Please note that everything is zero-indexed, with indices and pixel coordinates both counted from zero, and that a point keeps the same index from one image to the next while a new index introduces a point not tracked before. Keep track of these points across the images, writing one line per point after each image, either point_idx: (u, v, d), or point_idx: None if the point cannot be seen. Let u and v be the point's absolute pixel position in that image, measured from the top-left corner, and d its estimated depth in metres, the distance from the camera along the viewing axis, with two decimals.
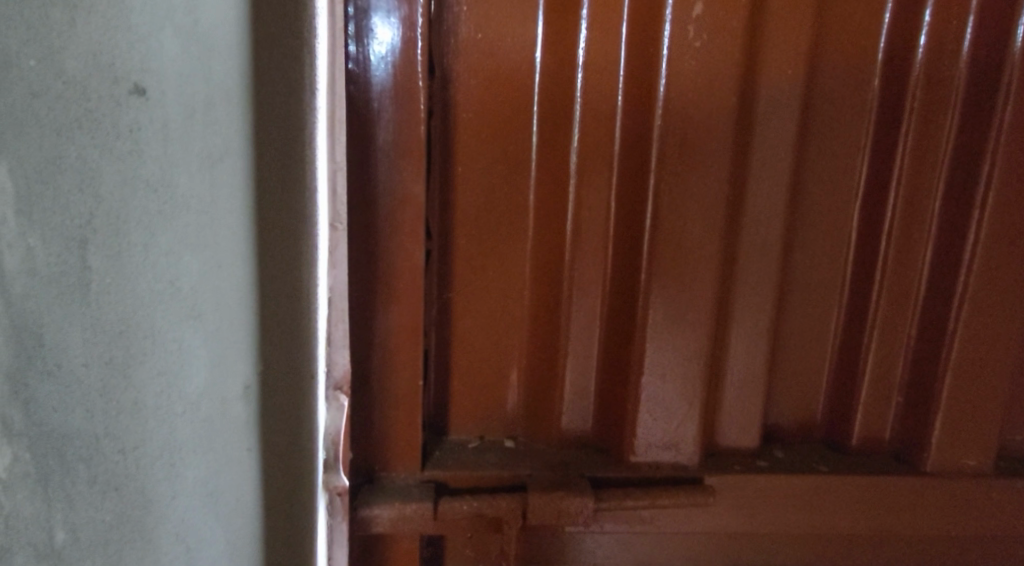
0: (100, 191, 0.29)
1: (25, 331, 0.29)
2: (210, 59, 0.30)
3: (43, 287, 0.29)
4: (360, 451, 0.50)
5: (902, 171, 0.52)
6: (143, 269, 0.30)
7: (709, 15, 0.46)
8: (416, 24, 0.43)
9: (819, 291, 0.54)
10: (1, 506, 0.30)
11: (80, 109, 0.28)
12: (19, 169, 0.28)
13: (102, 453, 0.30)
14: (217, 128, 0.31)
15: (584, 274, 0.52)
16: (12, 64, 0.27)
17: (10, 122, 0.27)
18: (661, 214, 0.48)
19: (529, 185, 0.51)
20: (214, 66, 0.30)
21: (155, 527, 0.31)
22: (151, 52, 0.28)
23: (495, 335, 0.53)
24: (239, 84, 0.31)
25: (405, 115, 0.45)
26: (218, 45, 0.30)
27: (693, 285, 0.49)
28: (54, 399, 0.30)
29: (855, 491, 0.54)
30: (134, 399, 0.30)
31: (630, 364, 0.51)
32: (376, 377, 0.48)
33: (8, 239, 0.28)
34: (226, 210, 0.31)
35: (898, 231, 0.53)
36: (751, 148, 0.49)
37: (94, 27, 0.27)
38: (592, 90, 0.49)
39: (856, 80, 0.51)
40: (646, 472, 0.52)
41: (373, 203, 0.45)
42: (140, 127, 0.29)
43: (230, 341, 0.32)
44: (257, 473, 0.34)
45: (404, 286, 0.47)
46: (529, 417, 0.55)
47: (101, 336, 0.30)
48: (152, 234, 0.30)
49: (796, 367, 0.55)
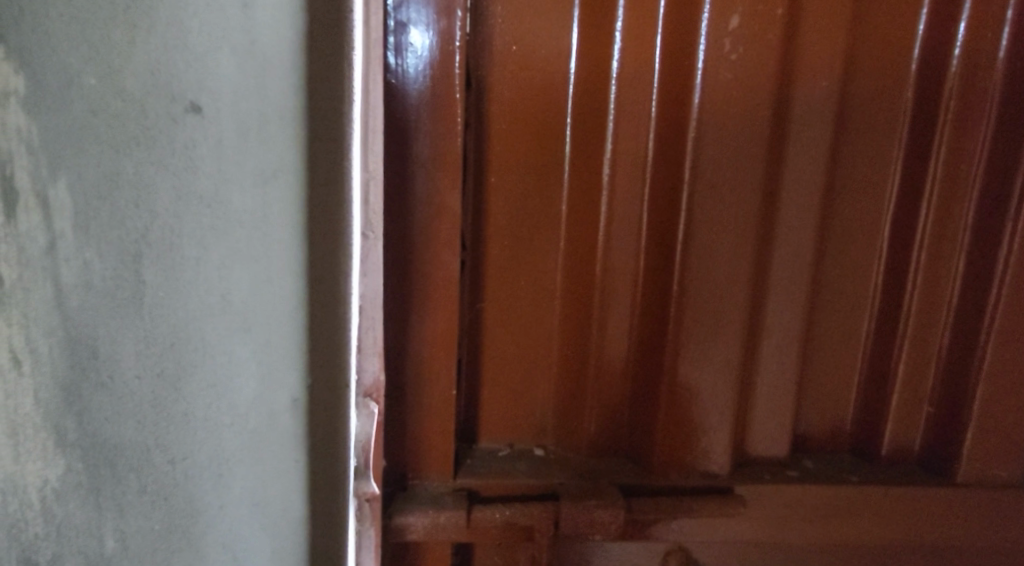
0: (147, 201, 0.26)
1: (76, 342, 0.27)
2: (270, 52, 0.25)
3: (92, 299, 0.27)
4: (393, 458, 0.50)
5: (934, 182, 0.51)
6: (194, 283, 0.27)
7: (746, 27, 0.46)
8: (455, 40, 0.44)
9: (850, 301, 0.54)
10: (51, 514, 0.29)
11: (126, 109, 0.25)
12: (66, 174, 0.25)
13: (151, 468, 0.28)
14: (263, 118, 0.26)
15: (615, 283, 0.52)
16: (64, 61, 0.24)
17: (55, 119, 0.25)
18: (693, 225, 0.48)
19: (561, 194, 0.51)
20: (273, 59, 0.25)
21: (204, 547, 0.29)
22: (211, 51, 0.25)
23: (526, 344, 0.53)
24: (295, 77, 0.26)
25: (442, 128, 0.45)
26: (278, 38, 0.25)
27: (725, 296, 0.49)
28: (105, 413, 0.28)
29: (885, 502, 0.53)
30: (184, 415, 0.28)
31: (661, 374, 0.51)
32: (409, 386, 0.48)
33: (53, 248, 0.26)
34: (279, 225, 0.27)
35: (930, 240, 0.52)
36: (784, 158, 0.49)
37: (153, 24, 0.25)
38: (626, 101, 0.49)
39: (889, 91, 0.50)
40: (675, 480, 0.52)
41: (407, 214, 0.46)
42: (195, 134, 0.25)
43: (277, 361, 0.28)
44: (305, 492, 0.30)
45: (438, 295, 0.47)
46: (559, 425, 0.55)
47: (155, 346, 0.27)
48: (195, 239, 0.26)
49: (825, 377, 0.55)
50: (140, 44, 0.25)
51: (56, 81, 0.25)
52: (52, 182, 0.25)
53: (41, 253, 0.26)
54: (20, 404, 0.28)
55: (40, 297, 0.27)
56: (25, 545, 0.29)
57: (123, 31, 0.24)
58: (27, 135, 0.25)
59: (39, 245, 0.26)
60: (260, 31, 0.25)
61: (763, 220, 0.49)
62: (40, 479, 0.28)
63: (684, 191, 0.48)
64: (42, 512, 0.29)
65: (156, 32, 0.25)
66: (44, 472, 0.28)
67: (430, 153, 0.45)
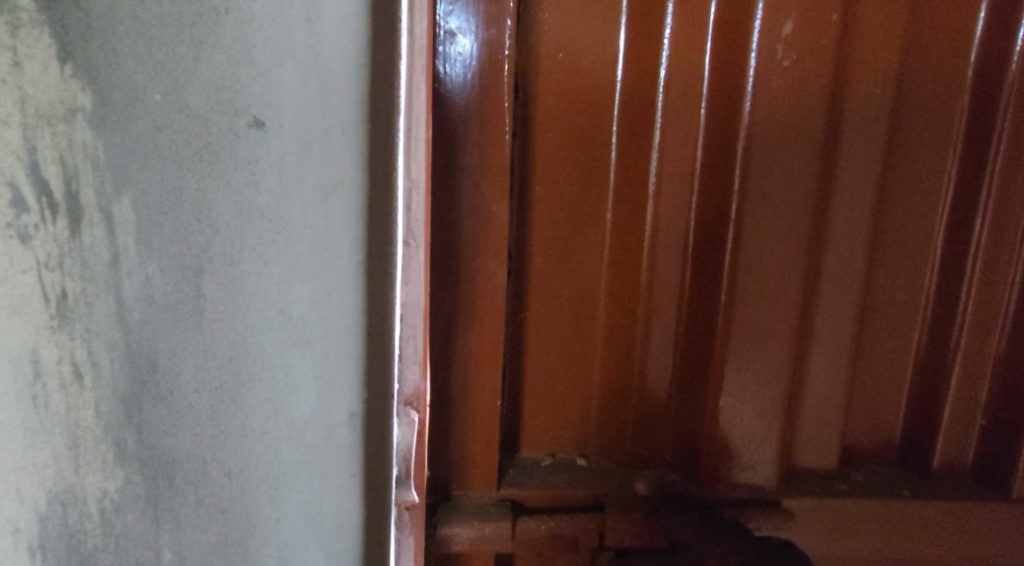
0: (208, 216, 0.26)
1: (137, 355, 0.27)
2: (333, 66, 0.25)
3: (153, 313, 0.27)
4: (437, 468, 0.50)
5: (991, 190, 0.50)
6: (253, 298, 0.27)
7: (799, 33, 0.45)
8: (502, 48, 0.44)
9: (901, 311, 0.52)
10: (110, 525, 0.29)
11: (190, 125, 0.25)
12: (130, 191, 0.25)
13: (208, 481, 0.28)
14: (323, 131, 0.25)
15: (661, 293, 0.51)
16: (130, 78, 0.25)
17: (121, 134, 0.25)
18: (743, 234, 0.47)
19: (606, 203, 0.50)
20: (337, 73, 0.25)
21: (260, 560, 0.29)
22: (276, 67, 0.25)
23: (570, 354, 0.52)
24: (356, 91, 0.25)
25: (489, 136, 0.45)
26: (340, 52, 0.25)
27: (774, 307, 0.48)
28: (164, 425, 0.28)
29: (937, 517, 0.52)
30: (242, 428, 0.28)
31: (707, 386, 0.50)
32: (454, 397, 0.48)
33: (116, 262, 0.26)
34: (339, 240, 0.26)
35: (987, 249, 0.51)
36: (837, 165, 0.48)
37: (218, 41, 0.25)
38: (673, 107, 0.48)
39: (943, 98, 0.49)
40: (722, 492, 0.51)
41: (455, 224, 0.45)
42: (257, 150, 0.25)
43: (336, 377, 0.28)
44: (361, 509, 0.29)
45: (485, 304, 0.47)
46: (603, 436, 0.54)
47: (216, 359, 0.27)
48: (256, 253, 0.26)
49: (875, 389, 0.54)
50: (206, 60, 0.25)
51: (122, 97, 0.25)
52: (116, 198, 0.26)
53: (106, 267, 0.26)
54: (80, 417, 0.28)
55: (103, 311, 0.27)
56: (84, 556, 0.29)
57: (188, 48, 0.25)
58: (94, 152, 0.25)
59: (102, 258, 0.26)
60: (325, 46, 0.25)
61: (814, 229, 0.48)
62: (100, 491, 0.29)
63: (734, 201, 0.47)
64: (102, 523, 0.29)
65: (220, 48, 0.25)
66: (103, 485, 0.28)
67: (477, 161, 0.45)
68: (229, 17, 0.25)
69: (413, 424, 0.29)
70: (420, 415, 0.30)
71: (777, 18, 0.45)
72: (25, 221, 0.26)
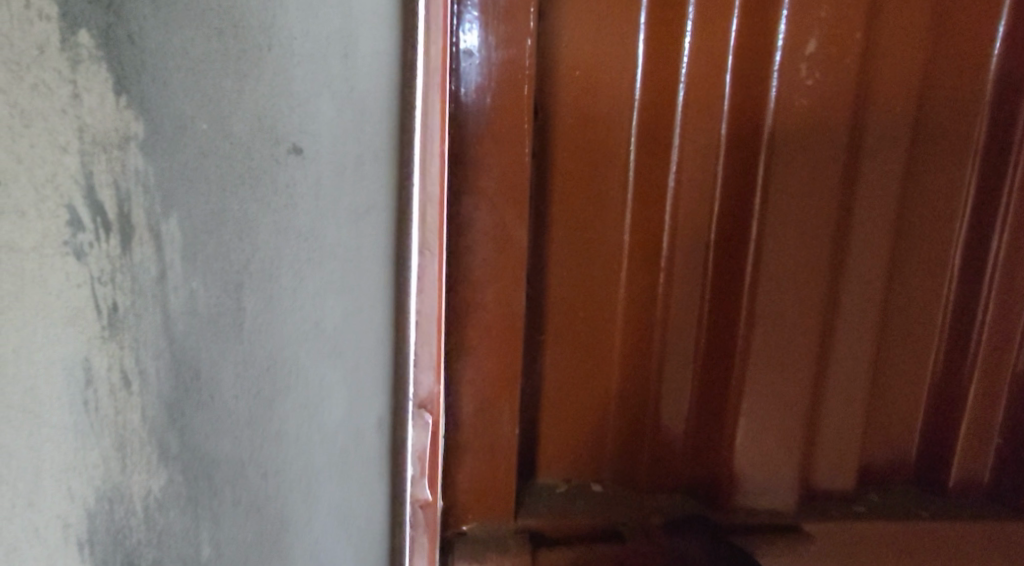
0: (248, 234, 0.29)
1: (181, 362, 0.28)
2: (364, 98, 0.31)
3: (197, 323, 0.28)
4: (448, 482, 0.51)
5: (1007, 214, 0.51)
6: (287, 308, 0.30)
7: (825, 49, 0.47)
8: (524, 67, 0.45)
9: (919, 333, 0.53)
10: (154, 526, 0.29)
11: (234, 151, 0.28)
12: (178, 210, 0.27)
13: (246, 480, 0.30)
14: (361, 161, 0.31)
15: (682, 311, 0.52)
16: (179, 107, 0.27)
17: (170, 157, 0.27)
18: (765, 256, 0.49)
19: (624, 225, 0.52)
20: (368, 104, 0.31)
21: (292, 546, 0.32)
22: (313, 98, 0.29)
23: (589, 375, 0.54)
24: (385, 126, 0.32)
25: (504, 154, 0.46)
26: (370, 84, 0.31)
27: (790, 325, 0.50)
28: (206, 429, 0.29)
29: (954, 539, 0.53)
30: (277, 428, 0.31)
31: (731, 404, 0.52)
32: (464, 411, 0.50)
33: (163, 276, 0.28)
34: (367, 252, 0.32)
35: (1002, 274, 0.52)
36: (859, 185, 0.49)
37: (261, 76, 0.28)
38: (689, 126, 0.50)
39: (962, 120, 0.50)
40: (743, 517, 0.53)
41: (468, 239, 0.47)
42: (294, 174, 0.29)
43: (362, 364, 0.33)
44: None
45: (496, 319, 0.49)
46: (620, 459, 0.55)
47: (253, 366, 0.30)
48: (291, 266, 0.30)
49: (893, 411, 0.55)
50: (249, 94, 0.28)
51: (170, 124, 0.27)
52: (164, 216, 0.27)
53: (152, 281, 0.28)
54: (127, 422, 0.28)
55: (150, 320, 0.28)
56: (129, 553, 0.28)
57: (233, 83, 0.27)
58: (144, 172, 0.27)
59: (151, 272, 0.27)
60: (358, 77, 0.30)
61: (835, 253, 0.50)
62: (146, 491, 0.29)
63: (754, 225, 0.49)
64: (146, 524, 0.29)
65: (263, 83, 0.28)
66: (149, 483, 0.29)
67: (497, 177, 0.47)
68: (272, 55, 0.28)
69: (425, 428, 0.37)
70: (431, 419, 0.37)
71: (801, 36, 0.47)
72: (81, 238, 0.26)
